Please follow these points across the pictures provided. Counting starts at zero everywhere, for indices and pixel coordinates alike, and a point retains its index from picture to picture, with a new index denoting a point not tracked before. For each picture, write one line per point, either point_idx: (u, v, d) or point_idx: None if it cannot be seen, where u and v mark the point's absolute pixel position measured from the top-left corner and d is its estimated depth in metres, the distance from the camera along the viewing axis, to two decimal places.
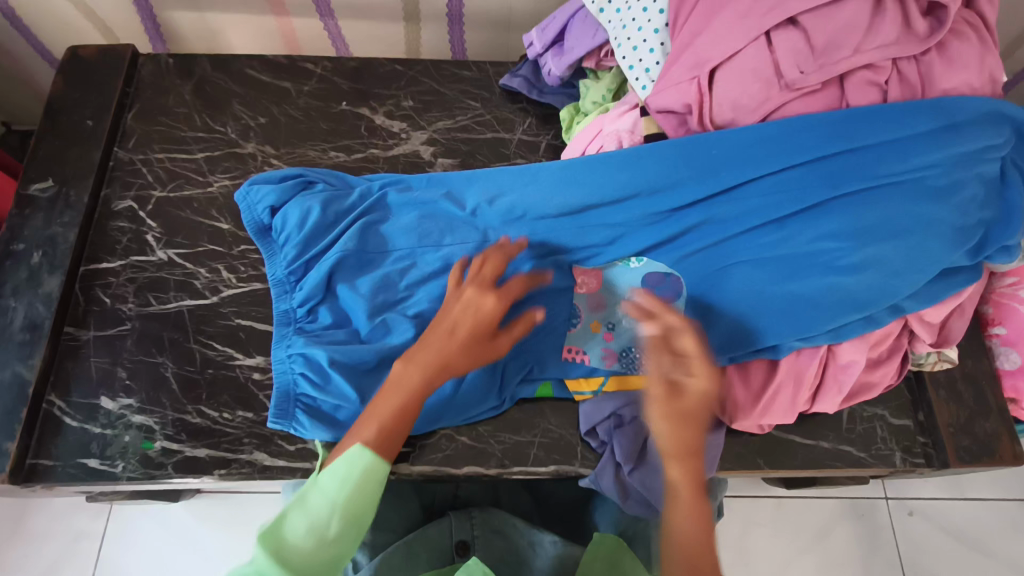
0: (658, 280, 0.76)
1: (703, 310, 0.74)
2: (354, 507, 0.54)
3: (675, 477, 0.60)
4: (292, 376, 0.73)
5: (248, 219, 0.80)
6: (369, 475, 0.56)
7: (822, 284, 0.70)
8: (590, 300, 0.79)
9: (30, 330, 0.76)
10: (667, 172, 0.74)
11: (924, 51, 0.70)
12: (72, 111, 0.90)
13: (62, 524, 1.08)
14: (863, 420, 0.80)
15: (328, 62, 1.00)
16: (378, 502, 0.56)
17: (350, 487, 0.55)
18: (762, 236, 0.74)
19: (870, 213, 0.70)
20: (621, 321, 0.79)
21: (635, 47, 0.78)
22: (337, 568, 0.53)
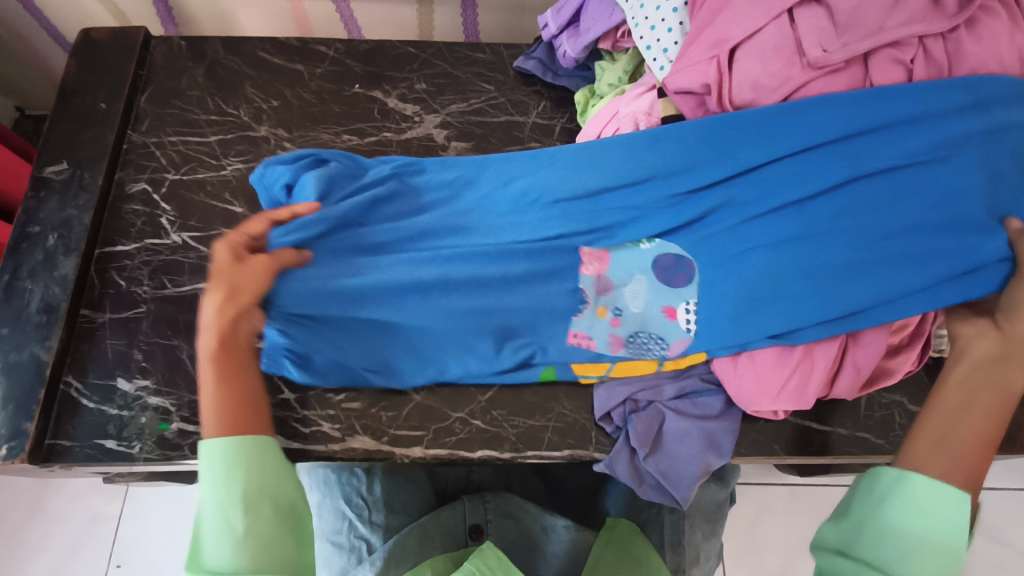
0: (670, 262, 0.76)
1: (720, 294, 0.73)
2: (235, 487, 0.58)
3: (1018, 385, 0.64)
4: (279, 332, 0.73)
5: (265, 199, 0.81)
6: (229, 460, 0.59)
7: (842, 267, 0.70)
8: (596, 284, 0.77)
9: (46, 312, 0.77)
10: (688, 152, 0.74)
11: (950, 29, 0.68)
12: (85, 93, 0.90)
13: (79, 506, 1.09)
14: (880, 406, 0.79)
15: (340, 44, 1.00)
16: (256, 461, 0.60)
17: (227, 476, 0.59)
18: (785, 218, 0.72)
19: (892, 195, 0.70)
20: (626, 302, 0.77)
21: (652, 26, 0.76)
22: (271, 534, 0.58)
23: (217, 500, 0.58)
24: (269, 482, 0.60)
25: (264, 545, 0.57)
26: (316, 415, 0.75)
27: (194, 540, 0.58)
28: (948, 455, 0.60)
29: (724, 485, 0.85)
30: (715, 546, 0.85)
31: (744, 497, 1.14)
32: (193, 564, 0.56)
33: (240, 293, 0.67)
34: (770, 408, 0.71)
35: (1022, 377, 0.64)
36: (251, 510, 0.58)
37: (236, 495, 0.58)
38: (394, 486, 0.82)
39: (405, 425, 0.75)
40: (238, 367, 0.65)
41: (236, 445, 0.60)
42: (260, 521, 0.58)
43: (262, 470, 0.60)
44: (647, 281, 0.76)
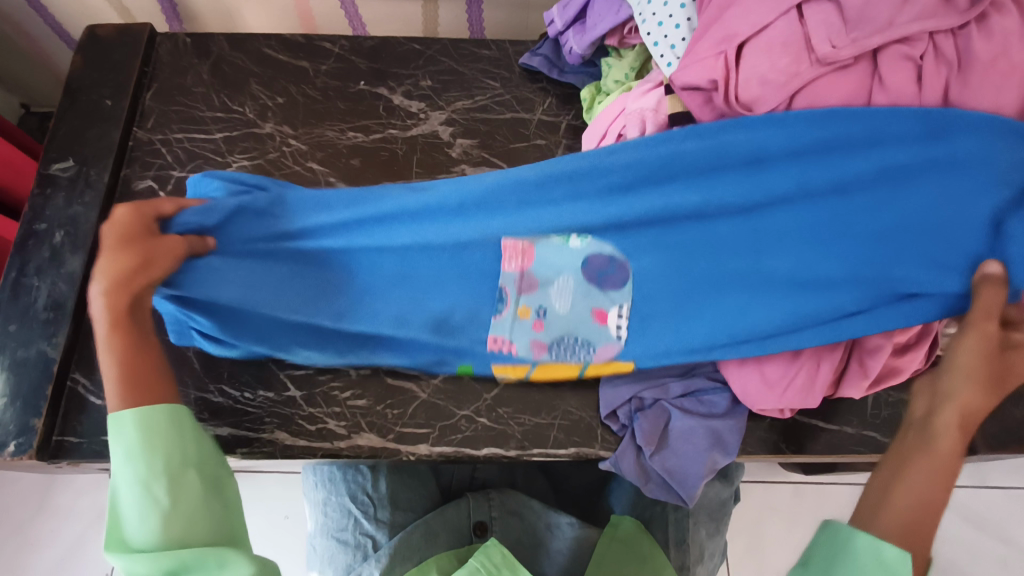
0: (600, 262, 0.73)
1: (666, 305, 0.73)
2: (154, 462, 0.57)
3: (946, 445, 0.58)
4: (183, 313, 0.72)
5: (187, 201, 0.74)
6: (144, 433, 0.58)
7: (783, 284, 0.71)
8: (522, 281, 0.73)
9: (53, 309, 0.77)
10: (638, 168, 0.72)
11: (960, 25, 0.65)
12: (91, 91, 0.90)
13: (86, 501, 1.10)
14: (888, 405, 0.79)
15: (345, 41, 0.99)
16: (172, 435, 0.59)
17: (146, 452, 0.57)
18: (732, 236, 0.72)
19: (836, 219, 0.70)
20: (548, 295, 0.73)
21: (659, 22, 0.75)
22: (194, 505, 0.57)
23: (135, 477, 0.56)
24: (191, 453, 0.59)
25: (188, 517, 0.56)
26: (322, 412, 0.75)
27: (110, 522, 0.56)
28: (901, 512, 0.53)
29: (729, 482, 0.85)
30: (719, 543, 0.85)
31: (748, 495, 1.14)
32: (111, 547, 0.55)
33: (150, 265, 0.63)
34: (775, 406, 0.72)
35: (947, 438, 0.58)
36: (175, 484, 0.57)
37: (157, 470, 0.57)
38: (398, 483, 0.83)
39: (411, 422, 0.75)
40: (130, 338, 0.62)
41: (147, 416, 0.58)
42: (186, 494, 0.57)
43: (182, 443, 0.59)
44: (575, 280, 0.73)
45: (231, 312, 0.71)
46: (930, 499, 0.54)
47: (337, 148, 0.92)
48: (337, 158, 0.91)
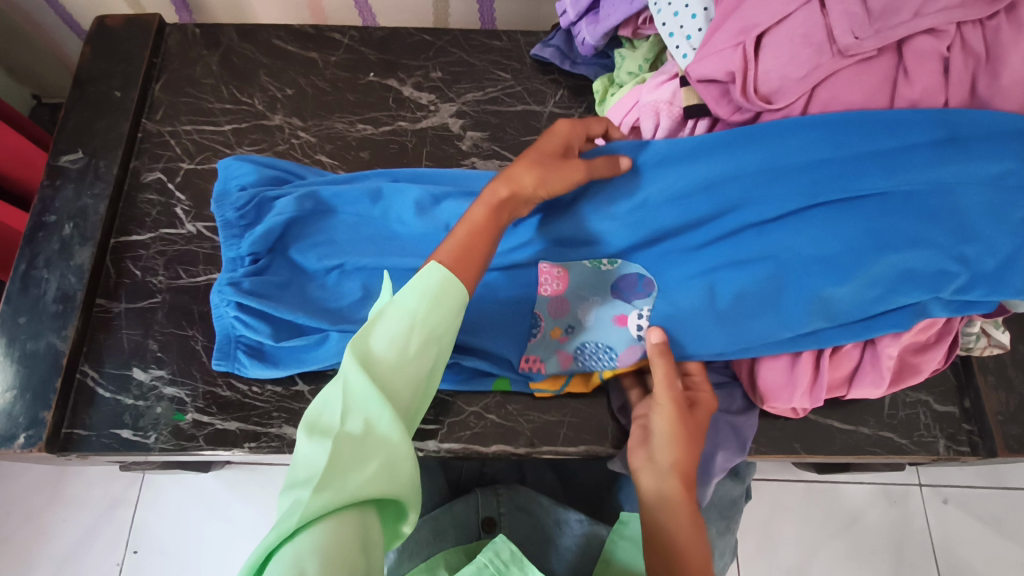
0: (630, 283, 0.73)
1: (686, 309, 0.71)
2: (430, 323, 0.55)
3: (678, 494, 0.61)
4: (229, 321, 0.74)
5: (217, 191, 0.77)
6: (445, 290, 0.56)
7: (799, 292, 0.68)
8: (553, 303, 0.74)
9: (62, 301, 0.77)
10: (659, 170, 0.71)
11: (988, 16, 0.61)
12: (100, 82, 0.89)
13: (97, 491, 1.10)
14: (905, 405, 0.78)
15: (355, 32, 0.98)
16: (454, 322, 0.57)
17: (428, 305, 0.55)
18: (745, 242, 0.70)
19: (855, 224, 0.66)
20: (577, 314, 0.74)
21: (675, 13, 0.73)
22: (421, 382, 0.54)
23: (407, 318, 0.54)
24: (444, 342, 0.56)
25: (408, 392, 0.53)
26: None
27: (367, 323, 0.55)
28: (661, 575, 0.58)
29: (740, 480, 0.85)
30: (730, 541, 0.84)
31: (760, 492, 1.13)
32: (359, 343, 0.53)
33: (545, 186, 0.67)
34: (787, 406, 0.72)
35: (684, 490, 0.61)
36: (424, 352, 0.54)
37: (423, 328, 0.54)
38: None
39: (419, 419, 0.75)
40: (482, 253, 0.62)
41: (456, 287, 0.57)
42: (423, 368, 0.54)
43: (448, 320, 0.56)
44: (601, 299, 0.74)
45: (274, 322, 0.74)
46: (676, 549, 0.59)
47: (346, 140, 0.91)
48: (346, 151, 0.90)
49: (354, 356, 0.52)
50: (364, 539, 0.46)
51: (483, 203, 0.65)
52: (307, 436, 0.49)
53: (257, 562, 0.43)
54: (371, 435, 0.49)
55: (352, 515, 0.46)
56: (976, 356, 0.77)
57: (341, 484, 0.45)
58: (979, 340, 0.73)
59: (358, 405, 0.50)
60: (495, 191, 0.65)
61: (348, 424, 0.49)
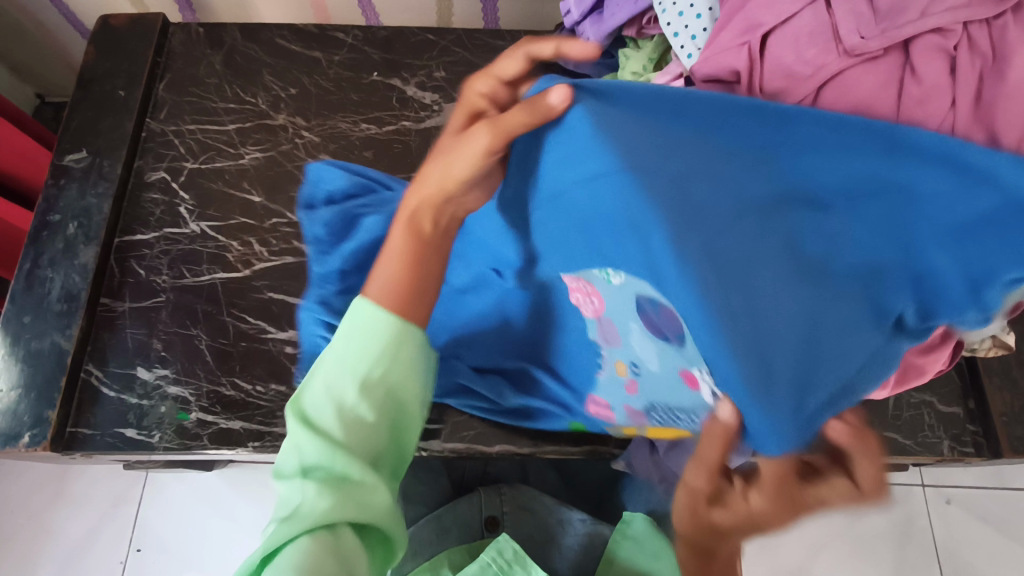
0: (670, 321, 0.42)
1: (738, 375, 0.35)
2: (366, 367, 0.52)
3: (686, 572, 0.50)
4: (317, 341, 0.75)
5: (308, 193, 0.84)
6: (374, 330, 0.52)
7: (833, 365, 0.37)
8: (602, 329, 0.56)
9: (66, 301, 0.77)
10: (593, 148, 0.40)
11: (996, 14, 0.57)
12: (104, 81, 0.89)
13: (100, 489, 1.10)
14: (910, 406, 0.78)
15: (359, 31, 0.98)
16: (403, 356, 0.53)
17: (357, 348, 0.52)
18: (756, 273, 0.36)
19: (911, 228, 0.37)
20: (641, 354, 0.52)
21: (680, 13, 0.73)
22: (377, 423, 0.52)
23: (339, 366, 0.52)
24: (395, 375, 0.53)
25: (363, 433, 0.51)
26: None
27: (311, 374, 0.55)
28: None
29: None
30: None
31: None
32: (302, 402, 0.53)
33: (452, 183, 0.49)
34: None
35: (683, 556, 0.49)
36: (368, 396, 0.52)
37: (358, 372, 0.52)
38: (410, 478, 0.83)
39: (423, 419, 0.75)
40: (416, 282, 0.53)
41: (389, 325, 0.52)
42: (376, 410, 0.52)
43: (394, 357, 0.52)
44: (644, 332, 0.48)
45: None
46: None
47: (350, 140, 0.91)
48: (349, 150, 0.90)
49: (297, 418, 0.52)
50: (343, 557, 0.47)
51: (398, 220, 0.53)
52: (279, 485, 0.52)
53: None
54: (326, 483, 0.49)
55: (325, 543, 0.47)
56: (981, 358, 0.77)
57: (303, 513, 0.48)
58: (983, 341, 0.73)
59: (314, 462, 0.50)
60: (404, 204, 0.52)
61: (308, 477, 0.50)
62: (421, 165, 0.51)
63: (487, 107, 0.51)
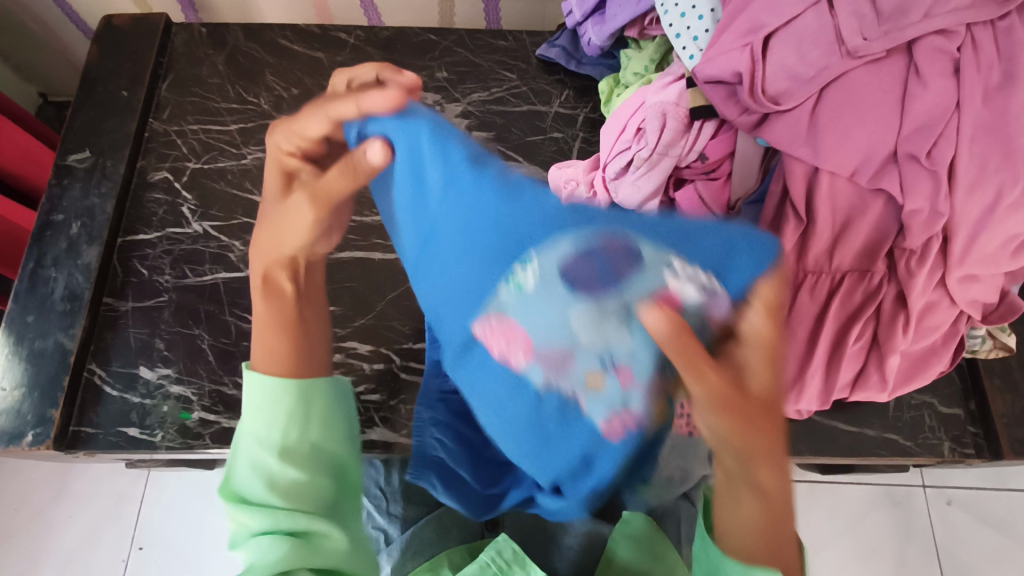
0: (580, 264, 0.40)
1: (647, 222, 0.39)
2: (281, 433, 0.53)
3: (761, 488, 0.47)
4: (432, 439, 0.67)
5: None
6: (276, 393, 0.53)
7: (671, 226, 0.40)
8: (544, 363, 0.45)
9: (69, 300, 0.77)
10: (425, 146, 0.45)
11: (999, 16, 0.60)
12: (107, 81, 0.89)
13: (103, 488, 1.11)
14: (911, 408, 0.78)
15: (361, 32, 0.98)
16: (314, 407, 0.55)
17: (270, 417, 0.53)
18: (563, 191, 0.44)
19: None
20: (594, 351, 0.43)
21: (681, 13, 0.73)
22: (310, 476, 0.53)
23: (255, 441, 0.53)
24: (315, 432, 0.55)
25: (299, 490, 0.52)
26: None
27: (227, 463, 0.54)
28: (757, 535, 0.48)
29: None
30: None
31: None
32: (227, 491, 0.52)
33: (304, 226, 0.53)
34: (791, 407, 0.70)
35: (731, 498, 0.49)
36: (291, 457, 0.53)
37: (276, 439, 0.53)
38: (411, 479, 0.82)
39: None
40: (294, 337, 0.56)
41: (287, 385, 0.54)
42: (303, 469, 0.53)
43: (307, 413, 0.54)
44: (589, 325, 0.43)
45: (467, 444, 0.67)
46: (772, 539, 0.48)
47: None
48: None
49: (228, 501, 0.52)
50: None
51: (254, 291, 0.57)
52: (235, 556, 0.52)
53: None
54: (278, 548, 0.49)
55: None
56: (982, 359, 0.77)
57: (257, 572, 0.48)
58: (983, 342, 0.73)
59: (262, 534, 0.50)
60: (253, 274, 0.57)
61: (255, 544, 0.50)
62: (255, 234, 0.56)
63: (298, 167, 0.53)
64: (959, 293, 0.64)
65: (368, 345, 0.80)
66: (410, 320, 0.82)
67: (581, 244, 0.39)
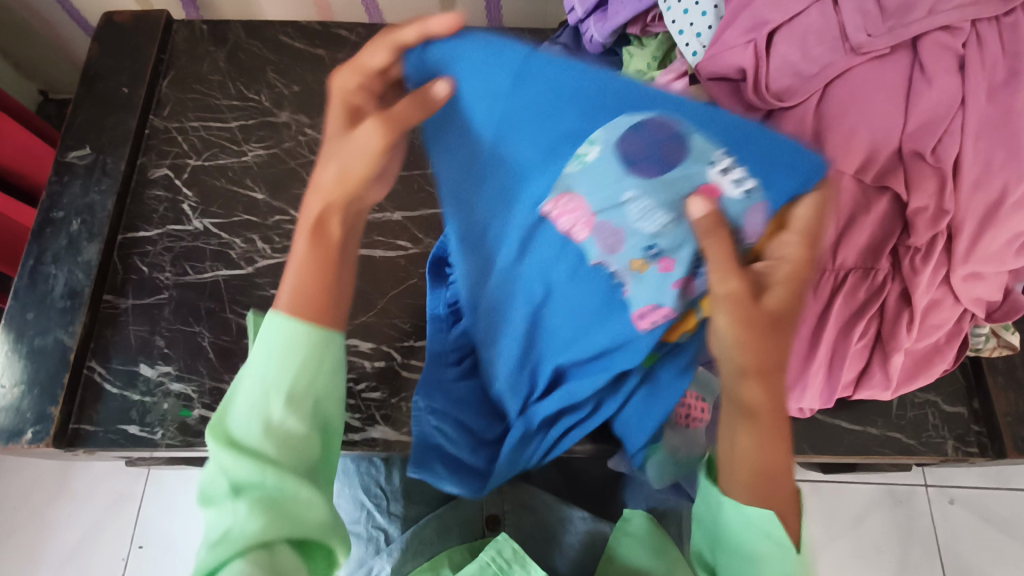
0: (640, 148, 0.46)
1: (701, 114, 0.44)
2: (292, 384, 0.50)
3: (756, 401, 0.51)
4: (432, 427, 0.65)
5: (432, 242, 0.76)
6: (293, 341, 0.50)
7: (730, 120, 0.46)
8: (602, 240, 0.52)
9: (70, 297, 0.77)
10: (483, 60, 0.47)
11: (1005, 12, 0.60)
12: (108, 78, 0.89)
13: (103, 486, 1.11)
14: (914, 406, 0.77)
15: (362, 29, 0.98)
16: (330, 361, 0.52)
17: (281, 362, 0.50)
18: None
19: None
20: (645, 233, 0.50)
21: (685, 10, 0.72)
22: (308, 439, 0.50)
23: (261, 388, 0.49)
24: (320, 384, 0.51)
25: (291, 453, 0.49)
26: None
27: (223, 405, 0.51)
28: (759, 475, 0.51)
29: None
30: None
31: None
32: (218, 435, 0.49)
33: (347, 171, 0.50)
34: (794, 404, 0.70)
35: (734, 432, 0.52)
36: (295, 413, 0.50)
37: (284, 390, 0.49)
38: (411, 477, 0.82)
39: None
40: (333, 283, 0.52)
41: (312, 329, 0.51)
42: (301, 430, 0.50)
43: (320, 368, 0.51)
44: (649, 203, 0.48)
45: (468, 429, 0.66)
46: (768, 467, 0.51)
47: None
48: None
49: (217, 448, 0.48)
50: None
51: (301, 232, 0.53)
52: (206, 514, 0.48)
53: None
54: (260, 514, 0.46)
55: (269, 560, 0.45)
56: (985, 357, 0.77)
57: (236, 538, 0.45)
58: (986, 340, 0.73)
59: (245, 493, 0.47)
60: (306, 213, 0.52)
61: (237, 499, 0.47)
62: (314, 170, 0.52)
63: (365, 103, 0.51)
64: (963, 290, 0.64)
65: (368, 343, 0.79)
66: (412, 317, 0.82)
67: (642, 127, 0.45)
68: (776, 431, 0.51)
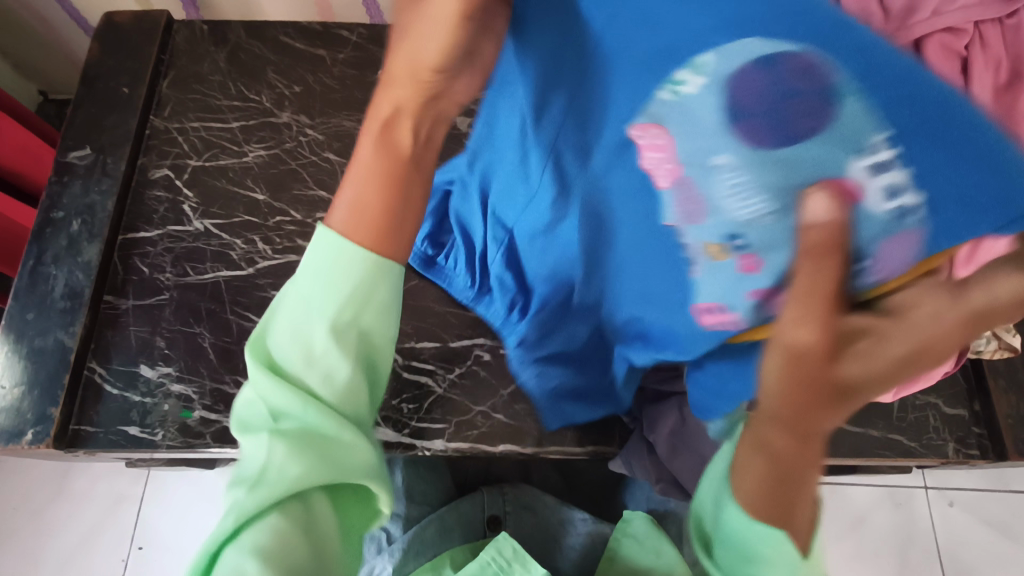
0: (756, 96, 0.35)
1: (867, 68, 0.32)
2: (336, 312, 0.43)
3: (778, 446, 0.39)
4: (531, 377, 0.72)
5: (413, 254, 0.80)
6: (342, 264, 0.43)
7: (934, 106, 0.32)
8: (681, 204, 0.41)
9: (70, 298, 0.77)
10: None
11: (1006, 14, 0.60)
12: (108, 78, 0.89)
13: (103, 487, 1.10)
14: (915, 408, 0.77)
15: (362, 29, 0.98)
16: (378, 293, 0.44)
17: (329, 287, 0.43)
18: None
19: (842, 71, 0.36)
20: (731, 215, 0.38)
21: None
22: (353, 373, 0.45)
23: (303, 312, 0.44)
24: (368, 318, 0.45)
25: (336, 388, 0.44)
26: None
27: (268, 320, 0.46)
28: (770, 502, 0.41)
29: None
30: None
31: None
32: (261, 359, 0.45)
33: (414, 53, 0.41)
34: None
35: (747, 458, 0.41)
36: (341, 345, 0.44)
37: (327, 315, 0.43)
38: (413, 477, 0.82)
39: (428, 417, 0.75)
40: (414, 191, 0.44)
41: (360, 258, 0.43)
42: (346, 362, 0.44)
43: (368, 297, 0.44)
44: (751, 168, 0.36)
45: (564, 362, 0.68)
46: (779, 505, 0.40)
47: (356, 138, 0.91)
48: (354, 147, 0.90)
49: (258, 373, 0.45)
50: (313, 533, 0.43)
51: (365, 135, 0.44)
52: (243, 441, 0.45)
53: (203, 561, 0.42)
54: (298, 450, 0.42)
55: (301, 502, 0.43)
56: (986, 359, 0.77)
57: (270, 477, 0.42)
58: (988, 343, 0.72)
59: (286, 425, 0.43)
60: (375, 110, 0.43)
61: (280, 426, 0.44)
62: (386, 59, 0.43)
63: None
64: None
65: None
66: (411, 318, 0.81)
67: (772, 65, 0.34)
68: (800, 484, 0.40)
